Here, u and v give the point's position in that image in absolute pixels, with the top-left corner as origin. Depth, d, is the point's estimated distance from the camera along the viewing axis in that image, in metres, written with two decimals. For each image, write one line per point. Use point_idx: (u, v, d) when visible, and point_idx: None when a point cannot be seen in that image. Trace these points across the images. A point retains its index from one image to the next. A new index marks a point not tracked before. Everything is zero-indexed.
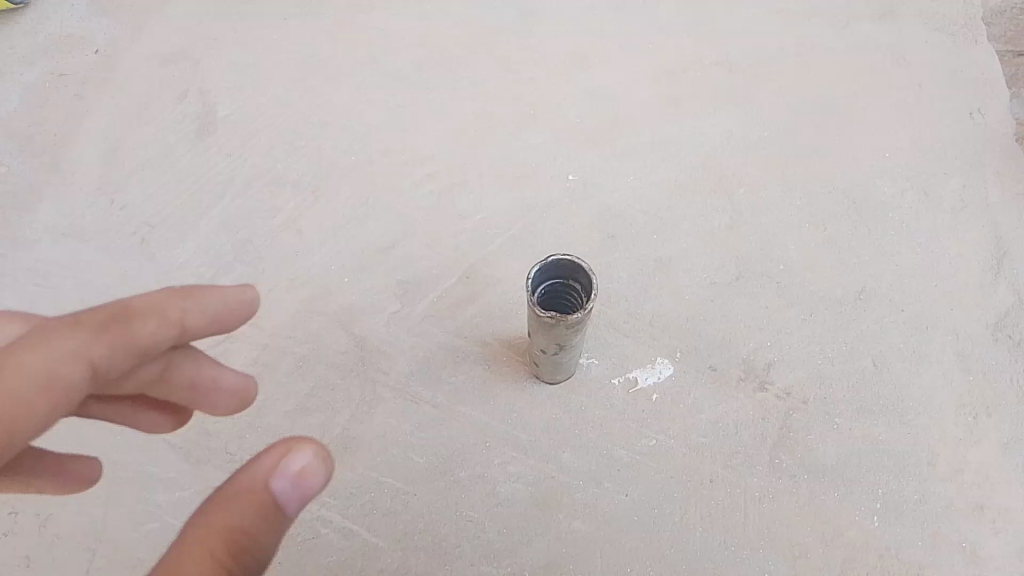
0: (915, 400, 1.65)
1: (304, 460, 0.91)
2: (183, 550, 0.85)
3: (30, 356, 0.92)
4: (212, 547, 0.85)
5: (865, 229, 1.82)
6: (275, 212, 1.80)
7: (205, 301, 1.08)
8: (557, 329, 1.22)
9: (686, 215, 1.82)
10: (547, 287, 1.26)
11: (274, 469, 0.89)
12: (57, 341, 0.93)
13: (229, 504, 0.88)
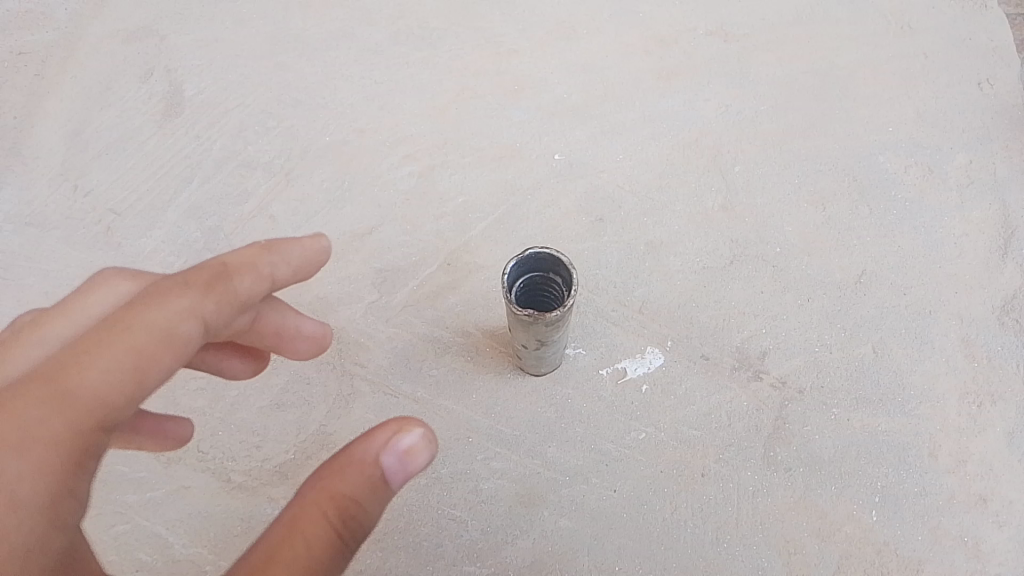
0: (916, 388, 1.58)
1: (416, 438, 0.93)
2: (299, 513, 0.88)
3: (147, 313, 0.92)
4: (326, 512, 0.88)
5: (867, 208, 1.73)
6: (246, 198, 1.72)
7: (287, 254, 1.05)
8: (536, 326, 1.16)
9: (678, 194, 1.74)
10: (525, 281, 1.21)
11: (385, 443, 0.91)
12: (169, 299, 0.93)
13: (343, 473, 0.90)
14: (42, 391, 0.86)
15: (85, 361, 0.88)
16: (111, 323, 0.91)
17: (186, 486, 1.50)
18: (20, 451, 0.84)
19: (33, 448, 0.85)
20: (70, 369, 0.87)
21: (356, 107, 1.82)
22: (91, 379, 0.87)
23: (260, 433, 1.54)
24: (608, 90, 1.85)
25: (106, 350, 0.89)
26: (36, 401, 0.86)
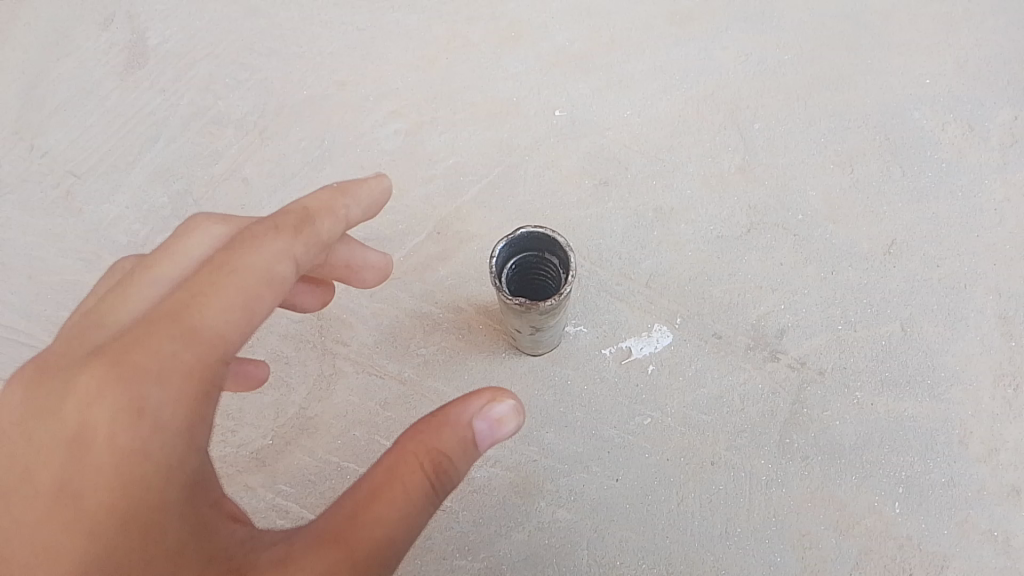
0: (947, 369, 1.45)
1: (506, 408, 0.84)
2: (391, 471, 0.82)
3: (248, 253, 0.86)
4: (420, 472, 0.82)
5: (899, 170, 1.58)
6: (217, 159, 1.58)
7: (356, 198, 0.99)
8: (529, 315, 1.05)
9: (690, 154, 1.58)
10: (517, 263, 1.10)
11: (478, 410, 0.84)
12: (265, 242, 0.88)
13: (434, 436, 0.83)
14: (167, 327, 0.81)
15: (200, 300, 0.83)
16: (217, 263, 0.85)
17: None
18: (155, 384, 0.79)
19: (166, 381, 0.80)
20: (189, 307, 0.82)
21: (337, 57, 1.65)
22: (211, 317, 0.83)
23: (235, 416, 1.43)
24: (614, 39, 1.67)
25: (218, 288, 0.84)
26: (163, 338, 0.81)
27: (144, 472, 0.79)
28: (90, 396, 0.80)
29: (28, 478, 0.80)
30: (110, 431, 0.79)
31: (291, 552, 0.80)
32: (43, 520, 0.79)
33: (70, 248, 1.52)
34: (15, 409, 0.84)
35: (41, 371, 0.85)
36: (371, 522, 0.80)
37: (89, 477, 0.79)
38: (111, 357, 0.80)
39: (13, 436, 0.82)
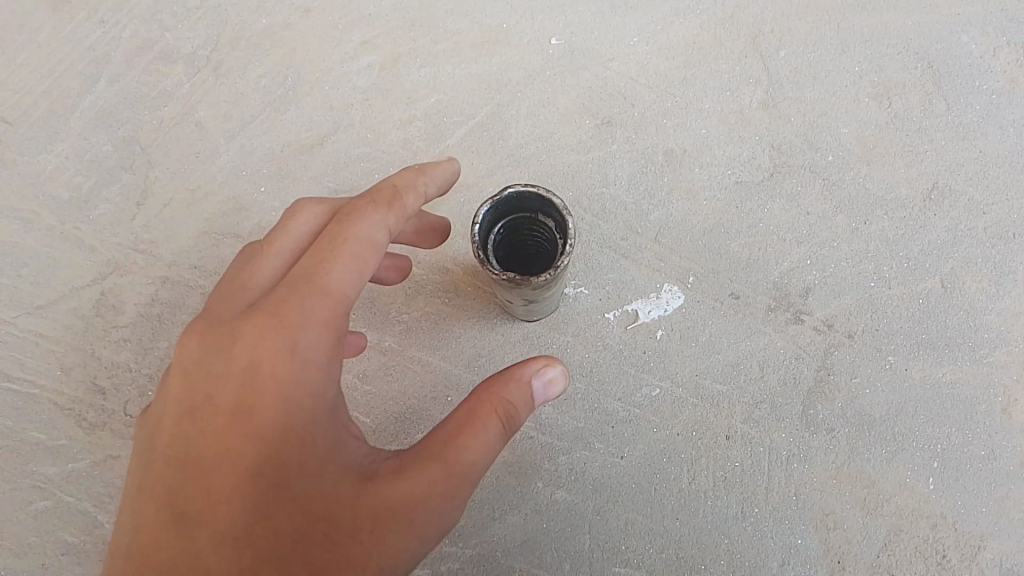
0: (991, 329, 1.29)
1: (555, 372, 0.90)
2: (469, 412, 0.85)
3: (356, 223, 0.90)
4: (494, 416, 0.85)
5: (943, 103, 1.38)
6: (166, 100, 1.39)
7: (432, 176, 1.00)
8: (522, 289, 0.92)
9: (706, 88, 1.39)
10: (505, 229, 0.96)
11: (536, 370, 0.88)
12: (377, 209, 0.92)
13: (502, 386, 0.86)
14: (309, 281, 0.87)
15: (331, 261, 0.88)
16: (333, 232, 0.90)
17: (114, 456, 1.26)
18: (309, 326, 0.85)
19: (314, 325, 0.86)
20: (323, 267, 0.88)
21: None
22: (343, 276, 0.88)
23: None
24: None
25: (344, 250, 0.89)
26: (301, 296, 0.86)
27: (303, 397, 0.84)
28: (253, 336, 0.85)
29: (202, 406, 0.86)
30: (269, 367, 0.84)
31: (401, 462, 0.84)
32: (221, 440, 0.84)
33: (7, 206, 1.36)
34: (185, 350, 0.88)
35: (203, 323, 0.90)
36: (458, 448, 0.84)
37: (258, 402, 0.84)
38: (268, 305, 0.86)
39: (180, 376, 0.87)
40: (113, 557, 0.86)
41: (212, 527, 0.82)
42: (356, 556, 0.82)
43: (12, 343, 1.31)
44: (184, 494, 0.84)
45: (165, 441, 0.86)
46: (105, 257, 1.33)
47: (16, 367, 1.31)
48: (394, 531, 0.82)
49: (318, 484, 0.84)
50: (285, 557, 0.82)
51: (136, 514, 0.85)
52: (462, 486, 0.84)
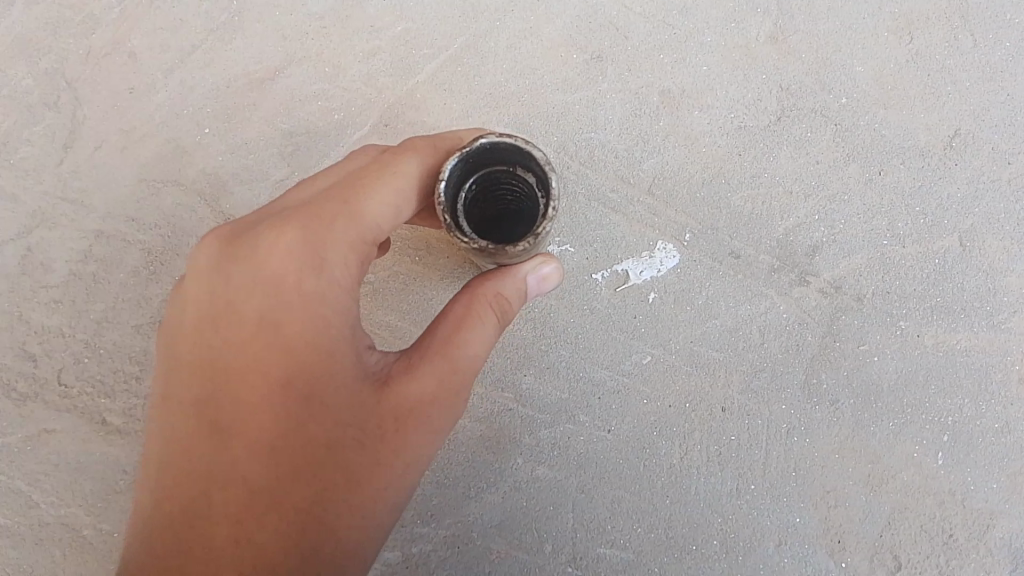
0: (1011, 292, 1.19)
1: (543, 266, 0.87)
2: (464, 307, 0.84)
3: (400, 160, 0.87)
4: (490, 310, 0.84)
5: (969, 40, 1.24)
6: (93, 26, 1.21)
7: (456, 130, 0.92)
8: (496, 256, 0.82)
9: (708, 19, 1.24)
10: (479, 184, 0.84)
11: (532, 267, 0.87)
12: (421, 145, 0.88)
13: (496, 280, 0.85)
14: (342, 202, 0.83)
15: (367, 186, 0.85)
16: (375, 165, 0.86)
17: (48, 431, 1.14)
18: (339, 245, 0.82)
19: (344, 244, 0.82)
20: (357, 191, 0.84)
21: None
22: (378, 204, 0.85)
23: (141, 361, 1.14)
24: None
25: (381, 179, 0.85)
26: (333, 215, 0.82)
27: (331, 311, 0.81)
28: (279, 250, 0.81)
29: (225, 316, 0.81)
30: (295, 281, 0.80)
31: (409, 362, 0.82)
32: (247, 351, 0.80)
33: None
34: (206, 258, 0.83)
35: (225, 234, 0.84)
36: (460, 345, 0.82)
37: (285, 315, 0.79)
38: (298, 220, 0.82)
39: (201, 286, 0.83)
40: (145, 465, 0.83)
41: (244, 437, 0.80)
42: (385, 458, 0.81)
43: None
44: (211, 401, 0.81)
45: (189, 350, 0.82)
46: (30, 208, 1.17)
47: None
48: (417, 431, 0.82)
49: (343, 392, 0.80)
50: (320, 463, 0.80)
51: (162, 424, 0.82)
52: (469, 380, 0.84)
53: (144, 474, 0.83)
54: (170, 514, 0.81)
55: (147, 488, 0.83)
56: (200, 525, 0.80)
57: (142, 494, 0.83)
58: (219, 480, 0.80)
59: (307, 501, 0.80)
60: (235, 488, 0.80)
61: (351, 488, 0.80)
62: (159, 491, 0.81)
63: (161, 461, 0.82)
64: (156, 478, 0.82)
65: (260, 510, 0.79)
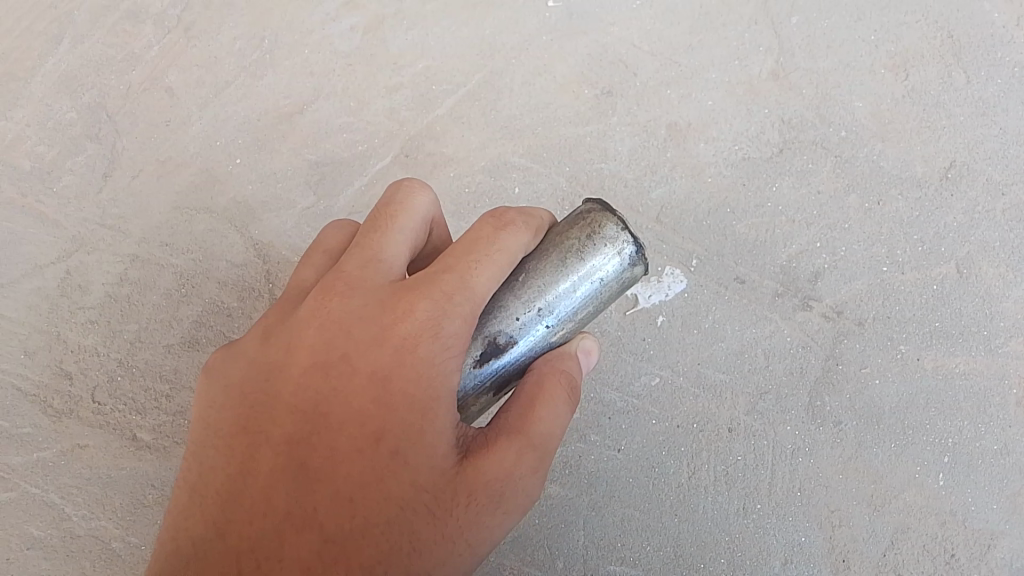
0: (1007, 318, 1.23)
1: (587, 342, 0.85)
2: (535, 383, 0.79)
3: (510, 240, 0.81)
4: (564, 384, 0.79)
5: (962, 77, 1.30)
6: (133, 63, 1.29)
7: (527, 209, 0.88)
8: (613, 282, 0.85)
9: (713, 57, 1.30)
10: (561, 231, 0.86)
11: (585, 344, 0.85)
12: (524, 225, 0.83)
13: (559, 359, 0.82)
14: (458, 270, 0.77)
15: (479, 263, 0.78)
16: (488, 240, 0.79)
17: (81, 446, 1.19)
18: (454, 315, 0.76)
19: (460, 315, 0.76)
20: (471, 264, 0.78)
21: None
22: (489, 283, 0.78)
23: (171, 379, 1.19)
24: None
25: (493, 256, 0.79)
26: (445, 287, 0.76)
27: (437, 376, 0.75)
28: (399, 310, 0.76)
29: (333, 363, 0.76)
30: (410, 342, 0.75)
31: (487, 438, 0.76)
32: (349, 398, 0.75)
33: None
34: (323, 302, 0.79)
35: (340, 282, 0.80)
36: (536, 420, 0.76)
37: (395, 372, 0.75)
38: (420, 282, 0.77)
39: (317, 324, 0.78)
40: (207, 493, 0.77)
41: (333, 485, 0.73)
42: (454, 532, 0.74)
43: None
44: (307, 445, 0.75)
45: (288, 387, 0.77)
46: (70, 233, 1.24)
47: None
48: (490, 510, 0.74)
49: (433, 455, 0.74)
50: (394, 525, 0.73)
51: (242, 459, 0.76)
52: (544, 461, 0.77)
53: (204, 502, 0.77)
54: (234, 547, 0.74)
55: (207, 518, 0.76)
56: (264, 567, 0.72)
57: (198, 521, 0.76)
58: (294, 524, 0.73)
59: (373, 561, 0.72)
60: (309, 534, 0.72)
61: (415, 558, 0.73)
62: (223, 523, 0.75)
63: (232, 495, 0.75)
64: (223, 510, 0.75)
65: (327, 564, 0.71)
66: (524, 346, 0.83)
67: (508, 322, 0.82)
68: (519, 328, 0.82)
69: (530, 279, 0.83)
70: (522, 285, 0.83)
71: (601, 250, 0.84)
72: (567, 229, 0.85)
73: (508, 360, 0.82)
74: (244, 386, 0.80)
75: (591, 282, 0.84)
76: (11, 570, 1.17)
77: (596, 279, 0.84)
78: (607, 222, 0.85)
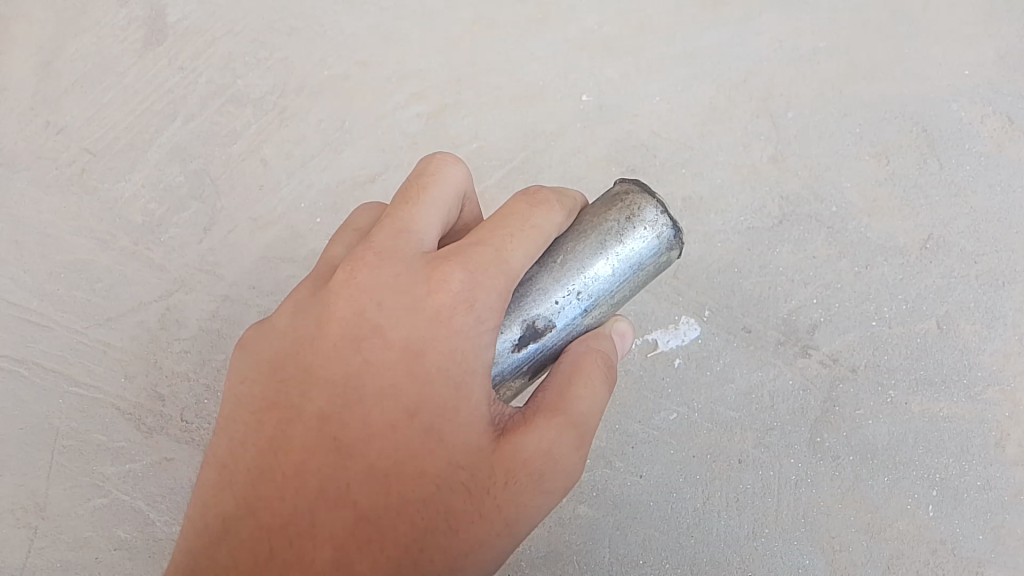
0: (984, 369, 1.39)
1: (622, 325, 1.01)
2: (574, 362, 0.93)
3: (541, 221, 0.93)
4: (599, 374, 0.92)
5: (936, 163, 1.51)
6: (235, 138, 1.54)
7: (564, 192, 1.01)
8: (647, 262, 1.00)
9: (721, 143, 1.53)
10: (599, 212, 1.01)
11: (615, 328, 1.01)
12: (557, 204, 0.96)
13: (593, 339, 0.96)
14: (494, 247, 0.90)
15: (510, 244, 0.90)
16: (521, 222, 0.92)
17: (168, 459, 1.37)
18: (487, 290, 0.88)
19: (493, 288, 0.88)
20: (506, 240, 0.90)
21: (359, 37, 1.60)
22: (522, 256, 0.91)
23: None
24: (644, 22, 1.59)
25: (528, 233, 0.92)
26: (478, 262, 0.88)
27: (469, 351, 0.87)
28: (434, 282, 0.88)
29: (367, 339, 0.88)
30: (445, 315, 0.87)
31: (525, 418, 0.88)
32: (383, 373, 0.87)
33: (85, 226, 1.50)
34: (356, 276, 0.90)
35: (374, 252, 0.91)
36: (574, 398, 0.89)
37: (429, 346, 0.87)
38: (455, 256, 0.88)
39: (351, 304, 0.90)
40: (238, 469, 0.89)
41: (367, 461, 0.86)
42: (491, 510, 0.85)
43: (81, 351, 1.43)
44: (342, 422, 0.87)
45: (324, 363, 0.89)
46: (173, 276, 1.46)
47: (84, 373, 1.42)
48: (525, 489, 0.85)
49: (467, 433, 0.86)
50: (428, 501, 0.85)
51: (277, 435, 0.89)
52: (582, 442, 0.88)
53: (235, 480, 0.89)
54: (269, 527, 0.85)
55: (234, 498, 0.88)
56: (297, 545, 0.84)
57: (231, 497, 0.88)
58: (330, 500, 0.85)
59: (406, 537, 0.84)
60: (344, 510, 0.85)
61: (449, 535, 0.85)
62: (255, 499, 0.87)
63: (268, 471, 0.88)
64: (256, 488, 0.87)
65: (361, 538, 0.84)
66: (564, 325, 0.97)
67: (549, 304, 0.96)
68: (560, 311, 0.96)
69: (572, 259, 0.97)
70: (562, 268, 0.97)
71: (640, 229, 0.99)
72: (606, 213, 1.00)
73: (548, 339, 0.96)
74: (274, 361, 0.92)
75: (628, 264, 0.99)
76: (100, 569, 1.34)
77: (633, 261, 0.99)
78: (644, 206, 1.00)
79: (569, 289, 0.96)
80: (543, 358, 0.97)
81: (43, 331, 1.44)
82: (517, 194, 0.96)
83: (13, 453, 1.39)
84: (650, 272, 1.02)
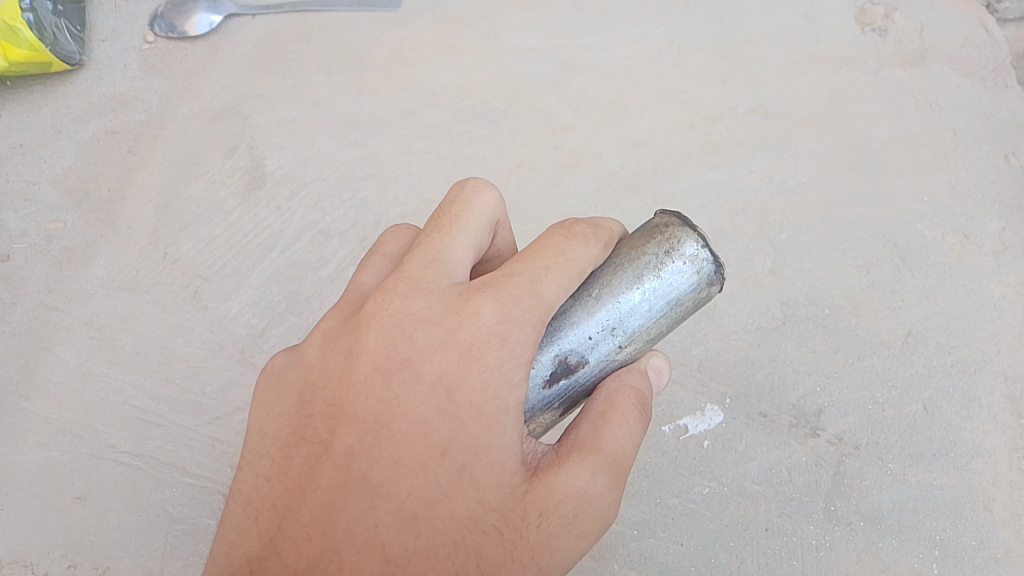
0: (967, 444, 1.64)
1: (658, 361, 1.10)
2: (607, 400, 0.98)
3: (572, 255, 1.00)
4: (631, 416, 0.97)
5: (908, 272, 1.81)
6: (324, 264, 1.85)
7: (603, 220, 1.09)
8: (685, 296, 1.08)
9: (729, 260, 1.84)
10: (639, 247, 1.09)
11: (649, 364, 1.09)
12: (591, 239, 1.03)
13: (627, 374, 1.03)
14: (528, 279, 0.94)
15: (544, 278, 0.95)
16: (555, 256, 0.98)
17: None
18: (520, 324, 0.91)
19: (527, 322, 0.92)
20: (541, 272, 0.96)
21: (425, 179, 1.94)
22: (554, 287, 0.96)
23: None
24: (659, 164, 1.94)
25: (562, 265, 0.98)
26: (510, 293, 0.92)
27: (502, 385, 0.90)
28: (467, 314, 0.91)
29: (398, 371, 0.91)
30: (478, 346, 0.90)
31: (560, 457, 0.92)
32: (414, 407, 0.90)
33: (197, 339, 1.77)
34: (388, 308, 0.94)
35: (406, 283, 0.96)
36: (609, 436, 0.94)
37: (462, 379, 0.89)
38: (489, 287, 0.93)
39: (383, 337, 0.93)
40: (265, 506, 0.94)
41: (396, 501, 0.88)
42: (522, 553, 0.88)
43: (194, 446, 1.66)
44: (371, 459, 0.89)
45: (355, 399, 0.92)
46: None
47: (196, 465, 1.65)
48: (557, 530, 0.89)
49: (499, 473, 0.89)
50: (459, 543, 0.87)
51: (305, 474, 0.92)
52: (616, 482, 0.92)
53: (262, 518, 0.94)
54: (296, 569, 0.89)
55: (259, 536, 0.93)
56: None
57: (256, 539, 0.93)
58: (358, 543, 0.87)
59: None
60: (372, 551, 0.87)
61: None
62: (282, 540, 0.91)
63: (294, 512, 0.91)
64: (280, 529, 0.92)
65: None
66: (597, 359, 1.05)
67: (583, 341, 1.03)
68: (594, 348, 1.04)
69: (606, 293, 1.05)
70: (596, 303, 1.04)
71: (678, 262, 1.07)
72: (643, 247, 1.09)
73: (580, 376, 1.04)
74: (304, 395, 0.97)
75: (664, 298, 1.07)
76: None
77: (668, 295, 1.07)
78: (682, 241, 1.08)
79: (603, 322, 1.04)
80: (573, 393, 1.05)
81: (160, 428, 1.69)
82: (551, 227, 1.03)
83: (132, 535, 1.61)
84: (687, 305, 1.10)
